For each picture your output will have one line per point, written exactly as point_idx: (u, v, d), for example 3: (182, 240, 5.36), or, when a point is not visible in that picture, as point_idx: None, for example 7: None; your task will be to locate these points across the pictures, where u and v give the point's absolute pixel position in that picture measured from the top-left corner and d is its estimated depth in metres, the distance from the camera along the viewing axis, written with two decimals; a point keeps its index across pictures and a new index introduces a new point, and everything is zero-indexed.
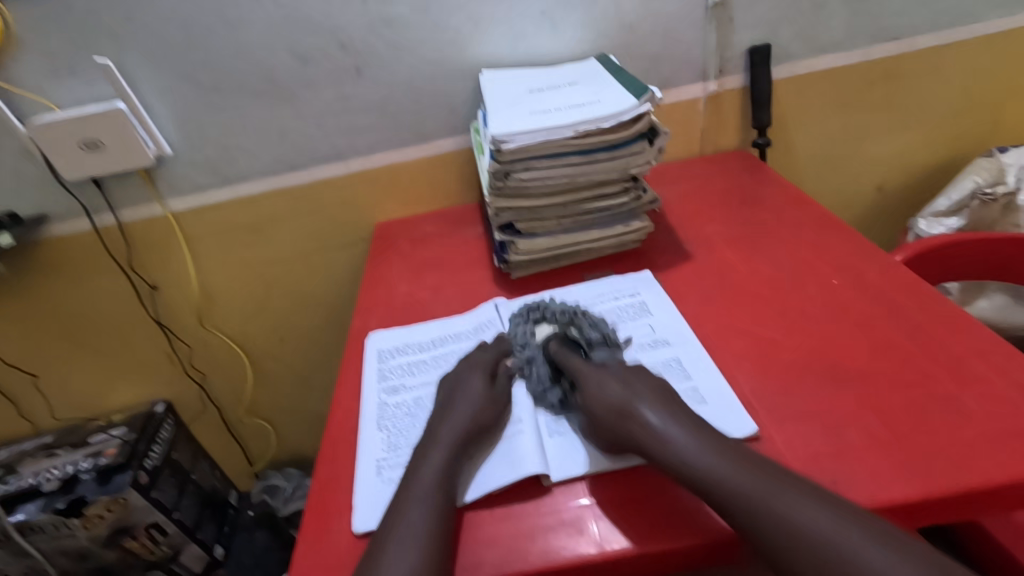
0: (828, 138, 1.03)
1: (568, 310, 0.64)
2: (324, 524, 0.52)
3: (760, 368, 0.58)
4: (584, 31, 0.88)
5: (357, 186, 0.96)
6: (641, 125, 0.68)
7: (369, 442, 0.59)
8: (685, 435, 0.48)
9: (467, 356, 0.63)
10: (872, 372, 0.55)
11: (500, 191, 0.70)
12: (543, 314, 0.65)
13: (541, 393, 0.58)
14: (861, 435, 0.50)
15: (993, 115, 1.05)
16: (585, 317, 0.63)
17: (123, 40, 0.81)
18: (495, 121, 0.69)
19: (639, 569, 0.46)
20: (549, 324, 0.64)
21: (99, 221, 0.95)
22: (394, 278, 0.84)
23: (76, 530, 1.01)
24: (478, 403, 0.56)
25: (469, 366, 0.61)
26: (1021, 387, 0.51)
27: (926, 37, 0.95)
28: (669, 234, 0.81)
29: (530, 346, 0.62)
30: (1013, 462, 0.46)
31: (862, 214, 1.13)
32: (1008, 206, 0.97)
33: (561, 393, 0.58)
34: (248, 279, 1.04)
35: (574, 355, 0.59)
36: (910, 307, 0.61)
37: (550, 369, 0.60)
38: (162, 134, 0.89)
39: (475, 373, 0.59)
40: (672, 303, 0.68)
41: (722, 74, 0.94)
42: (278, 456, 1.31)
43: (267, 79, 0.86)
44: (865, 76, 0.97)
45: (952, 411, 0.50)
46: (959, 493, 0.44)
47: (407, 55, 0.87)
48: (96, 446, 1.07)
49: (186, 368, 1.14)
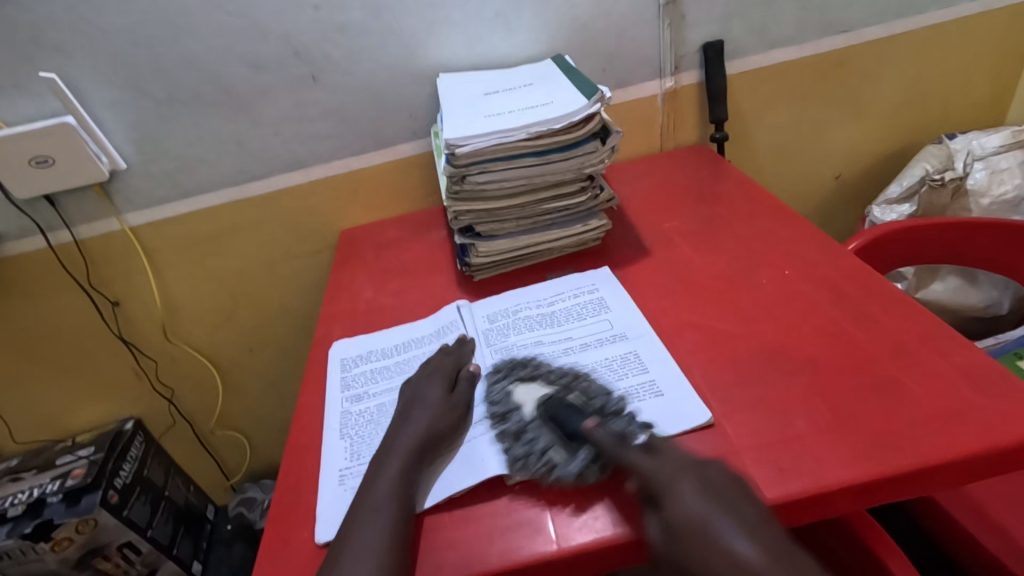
0: (785, 130, 1.05)
1: (574, 370, 0.59)
2: (284, 537, 0.52)
3: (713, 360, 0.59)
4: (539, 32, 0.89)
5: (320, 193, 0.96)
6: (593, 125, 0.69)
7: (332, 452, 0.59)
8: (697, 500, 0.44)
9: (428, 361, 0.64)
10: (822, 359, 0.57)
11: (457, 195, 0.71)
12: (541, 366, 0.61)
13: (564, 469, 0.50)
14: (808, 422, 0.51)
15: (942, 104, 1.09)
16: (549, 368, 0.60)
17: (70, 53, 0.80)
18: (449, 125, 0.69)
19: (598, 564, 0.47)
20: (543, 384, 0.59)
21: (54, 239, 0.93)
22: (357, 285, 0.84)
23: (44, 554, 0.99)
24: (435, 410, 0.56)
25: (428, 372, 0.61)
26: (959, 366, 0.53)
27: (874, 29, 0.98)
28: (628, 231, 0.82)
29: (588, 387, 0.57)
30: (950, 440, 0.47)
31: (822, 203, 1.16)
32: (957, 190, 1.01)
33: (628, 428, 0.52)
34: (213, 291, 1.03)
35: (619, 431, 0.51)
36: (857, 295, 0.63)
37: (567, 441, 0.52)
38: (115, 147, 0.87)
39: (434, 382, 0.59)
40: (630, 299, 0.69)
41: (678, 70, 0.95)
42: (254, 468, 1.30)
43: (221, 88, 0.85)
44: (817, 68, 0.99)
45: (895, 394, 0.52)
46: (900, 473, 0.46)
47: (363, 61, 0.86)
48: (63, 467, 1.05)
49: (154, 384, 1.13)
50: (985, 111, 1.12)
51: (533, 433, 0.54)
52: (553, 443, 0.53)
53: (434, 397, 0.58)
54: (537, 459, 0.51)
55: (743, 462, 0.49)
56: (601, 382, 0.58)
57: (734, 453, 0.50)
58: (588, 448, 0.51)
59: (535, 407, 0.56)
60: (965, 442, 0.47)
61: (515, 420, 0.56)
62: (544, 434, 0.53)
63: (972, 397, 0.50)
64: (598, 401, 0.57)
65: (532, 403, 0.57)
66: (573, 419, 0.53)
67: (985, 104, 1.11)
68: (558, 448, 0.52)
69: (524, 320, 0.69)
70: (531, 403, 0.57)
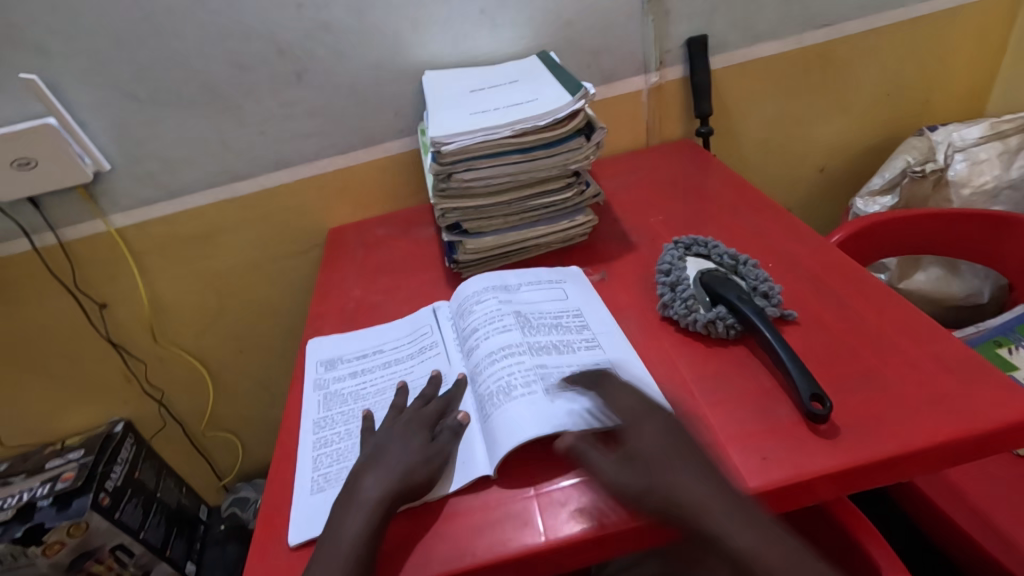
0: (771, 124, 1.06)
1: (732, 255, 0.67)
2: (276, 534, 0.53)
3: (694, 356, 0.60)
4: (524, 29, 0.89)
5: (307, 192, 0.96)
6: (577, 121, 0.69)
7: (306, 453, 0.59)
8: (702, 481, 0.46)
9: (372, 457, 0.53)
10: (801, 350, 0.58)
11: (445, 192, 0.71)
12: (706, 254, 0.69)
13: (702, 317, 0.61)
14: (790, 410, 0.52)
15: (923, 96, 1.10)
16: (722, 248, 0.68)
17: (51, 53, 0.79)
18: (434, 123, 0.69)
19: (577, 556, 0.48)
20: (714, 265, 0.67)
21: (39, 241, 0.92)
22: (346, 284, 0.84)
23: (36, 559, 0.98)
24: (370, 514, 0.49)
25: (374, 464, 0.52)
26: (938, 355, 0.54)
27: (855, 22, 0.99)
28: (615, 226, 0.82)
29: (688, 279, 0.65)
30: (929, 426, 0.49)
31: (807, 196, 1.17)
32: (938, 181, 1.02)
33: (727, 311, 0.60)
34: (200, 292, 1.03)
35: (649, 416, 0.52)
36: (839, 287, 0.64)
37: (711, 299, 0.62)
38: (98, 149, 0.86)
39: (368, 482, 0.51)
40: (598, 295, 0.70)
41: (663, 65, 0.96)
42: (247, 468, 1.30)
43: (205, 87, 0.85)
44: (800, 62, 1.00)
45: (875, 384, 0.53)
46: (881, 460, 0.47)
47: (347, 58, 0.86)
48: (53, 470, 1.04)
49: (144, 387, 1.12)
50: (966, 102, 1.13)
51: (687, 286, 0.64)
52: (698, 299, 0.63)
53: (366, 487, 0.51)
54: (682, 310, 0.62)
55: (726, 453, 0.50)
56: (763, 274, 0.65)
57: (718, 443, 0.51)
58: (727, 306, 0.61)
59: (699, 274, 0.66)
60: (945, 428, 0.48)
61: (674, 274, 0.66)
62: (694, 289, 0.64)
63: (952, 385, 0.51)
64: (552, 381, 0.57)
65: (697, 272, 0.66)
66: (724, 285, 0.62)
67: (966, 95, 1.12)
68: (701, 303, 0.62)
69: (487, 302, 0.68)
70: (697, 272, 0.66)
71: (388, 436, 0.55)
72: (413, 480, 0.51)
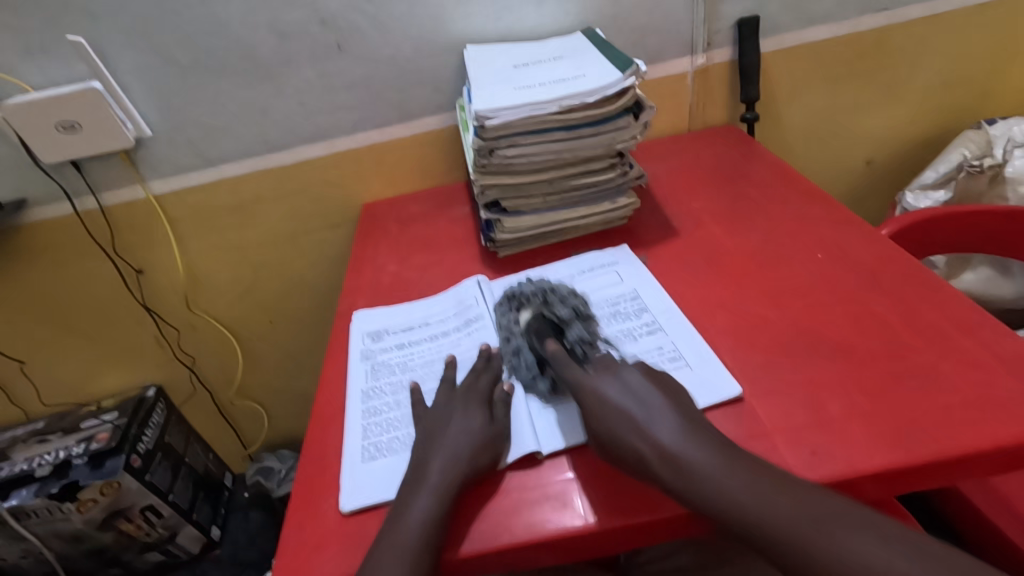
0: (819, 111, 1.02)
1: None
2: (311, 501, 0.53)
3: (741, 344, 0.58)
4: (570, 4, 0.87)
5: (343, 165, 0.95)
6: (626, 100, 0.67)
7: (354, 422, 0.59)
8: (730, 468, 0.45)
9: (435, 436, 0.53)
10: (853, 345, 0.55)
11: (485, 168, 0.70)
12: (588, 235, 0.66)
13: None
14: (842, 406, 0.50)
15: (982, 86, 1.05)
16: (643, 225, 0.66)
17: (97, 16, 0.79)
18: (479, 97, 0.68)
19: (617, 541, 0.47)
20: None
21: (80, 204, 0.93)
22: (380, 258, 0.83)
23: (71, 514, 1.01)
24: (440, 493, 0.48)
25: (439, 444, 0.52)
26: (1001, 355, 0.52)
27: (916, 7, 0.94)
28: (656, 210, 0.80)
29: None
30: (989, 428, 0.46)
31: (852, 188, 1.13)
32: (994, 178, 0.96)
33: None
34: (235, 262, 1.03)
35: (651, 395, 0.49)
36: (895, 282, 0.61)
37: None
38: (140, 114, 0.87)
39: (435, 460, 0.50)
40: (651, 276, 0.69)
41: (710, 47, 0.93)
42: (272, 439, 1.31)
43: (246, 55, 0.84)
44: (855, 47, 0.96)
45: (932, 383, 0.51)
46: (936, 461, 0.45)
47: (388, 30, 0.85)
48: (88, 430, 1.07)
49: (176, 353, 1.14)
50: None
51: None
52: None
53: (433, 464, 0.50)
54: None
55: (773, 445, 0.49)
56: None
57: (765, 434, 0.50)
58: None
59: None
60: (1006, 430, 0.46)
61: None
62: None
63: (1015, 387, 0.49)
64: None
65: None
66: None
67: None
68: None
69: None
70: None
71: (443, 418, 0.54)
72: (482, 456, 0.51)
